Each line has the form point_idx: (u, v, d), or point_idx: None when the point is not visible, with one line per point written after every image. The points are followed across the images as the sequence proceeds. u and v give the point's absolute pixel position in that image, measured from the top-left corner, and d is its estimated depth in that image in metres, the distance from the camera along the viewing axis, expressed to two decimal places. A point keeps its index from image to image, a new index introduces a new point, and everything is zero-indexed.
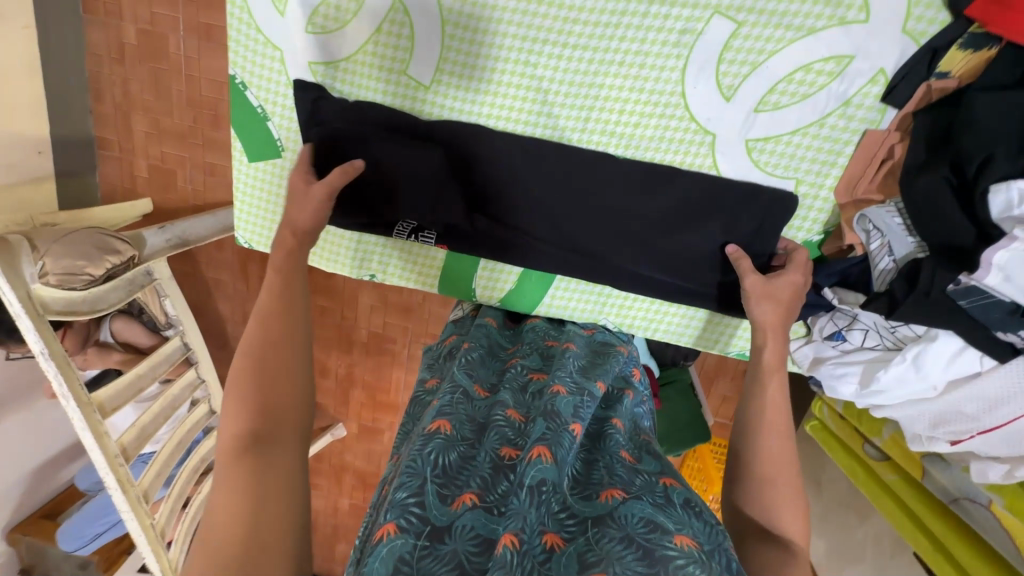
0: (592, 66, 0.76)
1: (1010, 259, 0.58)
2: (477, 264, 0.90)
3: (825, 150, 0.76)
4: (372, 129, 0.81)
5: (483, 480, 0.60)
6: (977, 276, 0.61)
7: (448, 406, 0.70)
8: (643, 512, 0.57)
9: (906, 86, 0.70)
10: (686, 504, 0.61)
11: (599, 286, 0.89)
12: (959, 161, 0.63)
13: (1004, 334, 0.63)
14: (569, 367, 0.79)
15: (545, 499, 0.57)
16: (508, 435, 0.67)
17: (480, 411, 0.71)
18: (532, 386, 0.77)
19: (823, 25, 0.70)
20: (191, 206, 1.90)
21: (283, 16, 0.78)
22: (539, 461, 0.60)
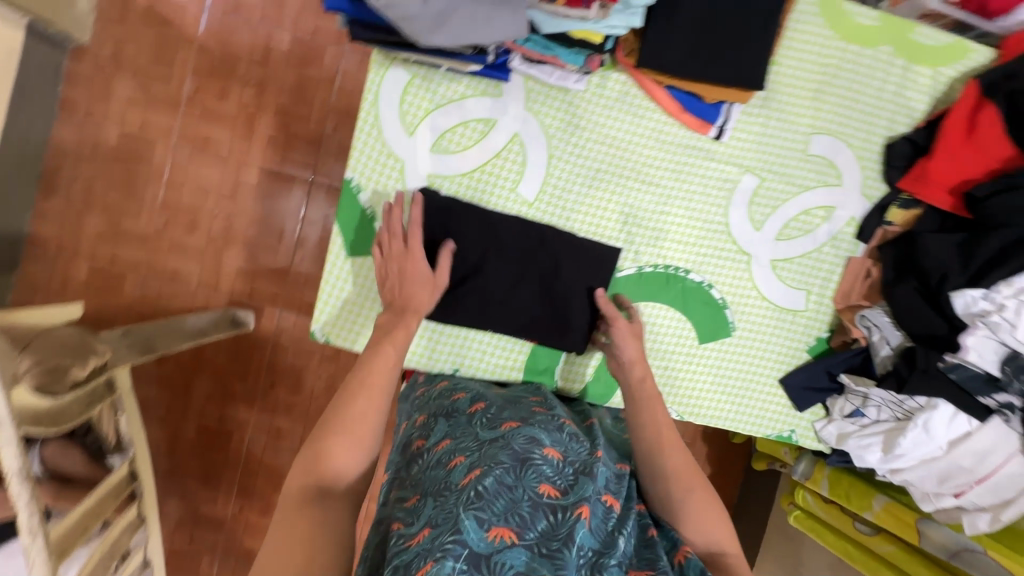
0: (660, 198, 0.97)
1: (977, 341, 0.85)
2: (560, 357, 0.98)
3: (825, 269, 1.02)
4: (482, 231, 0.91)
5: (522, 517, 0.62)
6: (960, 355, 0.86)
7: (482, 452, 0.70)
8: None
9: (870, 229, 1.01)
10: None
11: (665, 376, 1.01)
12: (922, 276, 0.93)
13: (983, 398, 0.87)
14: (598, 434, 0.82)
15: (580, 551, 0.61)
16: (548, 473, 0.68)
17: (518, 441, 0.71)
18: (566, 428, 0.79)
19: (814, 185, 1.01)
20: (134, 313, 1.69)
21: (410, 136, 0.90)
22: (583, 522, 0.62)
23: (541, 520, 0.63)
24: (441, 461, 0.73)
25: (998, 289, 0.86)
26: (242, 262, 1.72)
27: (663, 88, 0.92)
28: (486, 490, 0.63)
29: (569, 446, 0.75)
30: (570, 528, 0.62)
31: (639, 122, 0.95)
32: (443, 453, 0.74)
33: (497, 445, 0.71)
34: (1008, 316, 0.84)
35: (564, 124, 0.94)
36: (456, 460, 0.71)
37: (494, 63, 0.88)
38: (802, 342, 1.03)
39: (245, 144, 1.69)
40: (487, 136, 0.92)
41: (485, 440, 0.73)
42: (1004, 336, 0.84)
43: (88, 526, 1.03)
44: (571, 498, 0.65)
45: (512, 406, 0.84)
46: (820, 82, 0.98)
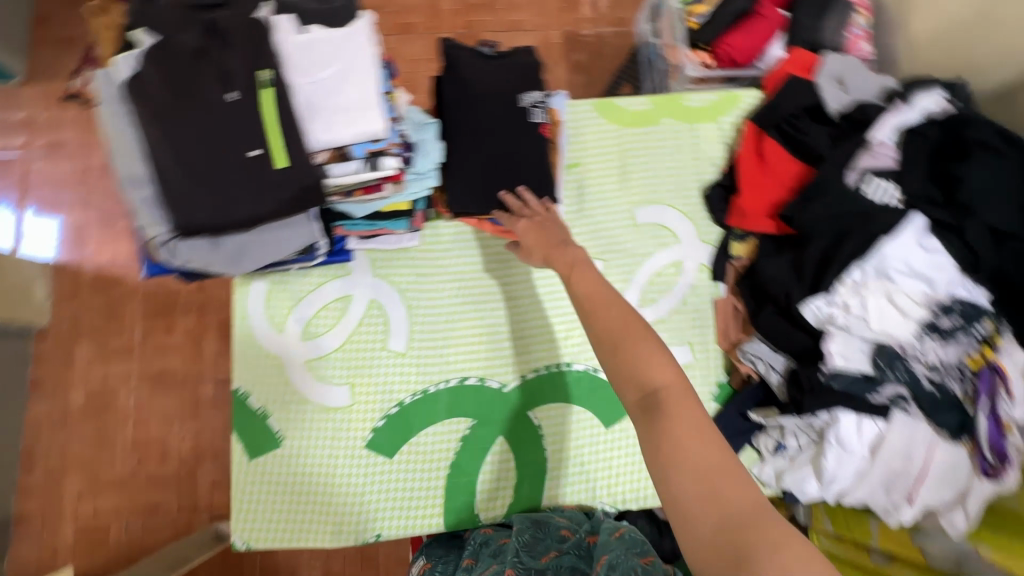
0: (520, 309, 1.05)
1: (838, 345, 0.88)
2: (476, 487, 0.98)
3: (697, 318, 1.07)
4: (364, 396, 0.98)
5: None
6: (829, 363, 0.88)
7: None
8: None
9: (721, 269, 1.07)
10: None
11: (585, 473, 1.01)
12: (773, 299, 0.97)
13: (874, 395, 0.88)
14: (514, 553, 0.82)
15: None
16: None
17: None
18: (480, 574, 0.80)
19: (654, 249, 1.09)
20: (123, 559, 1.71)
21: (280, 333, 1.01)
22: None
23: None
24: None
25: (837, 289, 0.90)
26: (216, 474, 1.78)
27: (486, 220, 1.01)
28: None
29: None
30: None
31: (476, 253, 1.06)
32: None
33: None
34: (850, 312, 0.89)
35: (413, 277, 1.05)
36: None
37: (334, 251, 1.02)
38: (706, 392, 1.04)
39: (197, 363, 1.83)
40: (347, 310, 1.02)
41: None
42: (855, 330, 0.88)
43: None
44: None
45: None
46: (622, 166, 1.11)
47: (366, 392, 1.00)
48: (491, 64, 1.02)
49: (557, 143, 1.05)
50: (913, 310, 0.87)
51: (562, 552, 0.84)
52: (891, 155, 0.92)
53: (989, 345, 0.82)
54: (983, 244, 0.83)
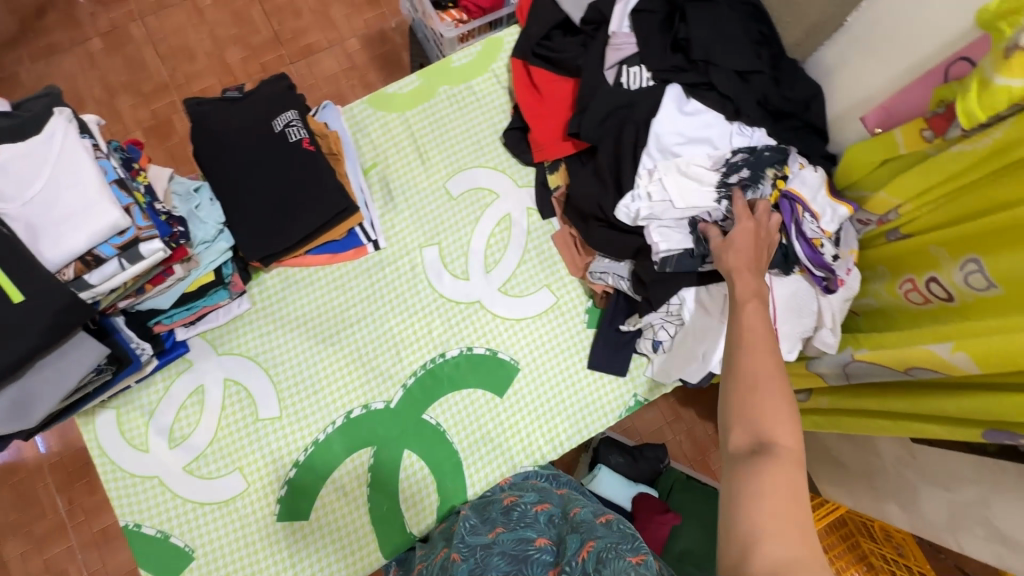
0: (376, 323, 1.03)
1: (657, 232, 0.89)
2: (400, 507, 0.97)
3: (545, 259, 1.08)
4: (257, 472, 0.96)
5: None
6: (656, 251, 0.89)
7: None
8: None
9: (546, 204, 1.08)
10: (596, 566, 0.67)
11: (498, 446, 1.01)
12: (594, 214, 0.99)
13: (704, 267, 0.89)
14: (461, 534, 0.84)
15: None
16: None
17: None
18: (436, 566, 0.83)
19: (480, 213, 1.09)
20: None
21: (148, 451, 0.96)
22: None
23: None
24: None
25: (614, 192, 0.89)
26: None
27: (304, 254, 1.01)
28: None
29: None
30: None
31: (313, 289, 1.04)
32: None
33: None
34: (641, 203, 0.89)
35: (258, 339, 1.01)
36: None
37: (165, 350, 0.97)
38: (578, 322, 1.05)
39: None
40: (205, 400, 0.98)
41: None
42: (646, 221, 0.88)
43: None
44: None
45: None
46: (418, 148, 1.10)
47: (257, 468, 0.97)
48: (241, 106, 0.99)
49: (340, 154, 1.03)
50: (701, 175, 0.89)
51: (506, 511, 0.87)
52: (632, 42, 0.94)
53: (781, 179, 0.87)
54: (733, 87, 0.87)
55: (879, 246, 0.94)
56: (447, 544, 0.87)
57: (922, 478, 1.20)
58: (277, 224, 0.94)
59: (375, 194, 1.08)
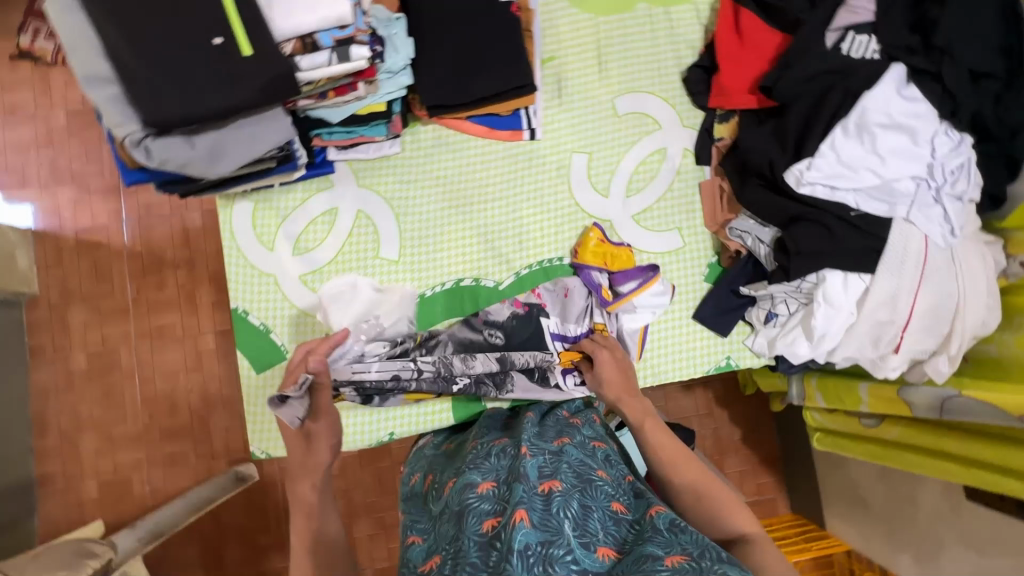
0: (511, 208, 1.06)
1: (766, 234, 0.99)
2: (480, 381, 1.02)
3: (685, 203, 1.08)
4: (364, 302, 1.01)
5: (472, 564, 0.65)
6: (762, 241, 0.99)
7: (436, 536, 0.77)
8: (635, 554, 0.65)
9: (705, 150, 1.08)
10: (669, 527, 0.70)
11: None
12: (758, 171, 0.98)
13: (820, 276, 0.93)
14: (529, 434, 0.88)
15: (542, 559, 0.63)
16: (482, 507, 0.74)
17: (457, 499, 0.78)
18: (495, 449, 0.88)
19: (638, 138, 1.08)
20: (151, 508, 1.76)
21: (272, 251, 1.01)
22: (523, 526, 0.65)
23: (490, 552, 0.66)
24: (405, 543, 0.82)
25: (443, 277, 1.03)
26: (229, 420, 1.81)
27: (468, 119, 1.02)
28: (441, 569, 0.69)
29: (498, 467, 0.83)
30: (511, 537, 0.64)
31: (461, 156, 1.05)
32: (407, 535, 0.83)
33: (444, 517, 0.78)
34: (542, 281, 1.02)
35: (398, 185, 1.04)
36: (417, 542, 0.80)
37: (314, 163, 1.00)
38: (697, 273, 1.06)
39: (194, 317, 1.84)
40: (336, 223, 1.02)
41: (435, 512, 0.82)
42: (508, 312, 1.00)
43: None
44: (510, 511, 0.69)
45: (451, 459, 0.94)
46: (599, 55, 1.09)
47: None
48: None
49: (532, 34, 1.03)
50: (873, 148, 0.88)
51: (575, 432, 0.91)
52: (867, 7, 0.91)
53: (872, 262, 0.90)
54: (960, 85, 0.84)
55: None
56: (509, 436, 0.91)
57: (956, 538, 1.20)
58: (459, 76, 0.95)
59: (546, 86, 1.08)
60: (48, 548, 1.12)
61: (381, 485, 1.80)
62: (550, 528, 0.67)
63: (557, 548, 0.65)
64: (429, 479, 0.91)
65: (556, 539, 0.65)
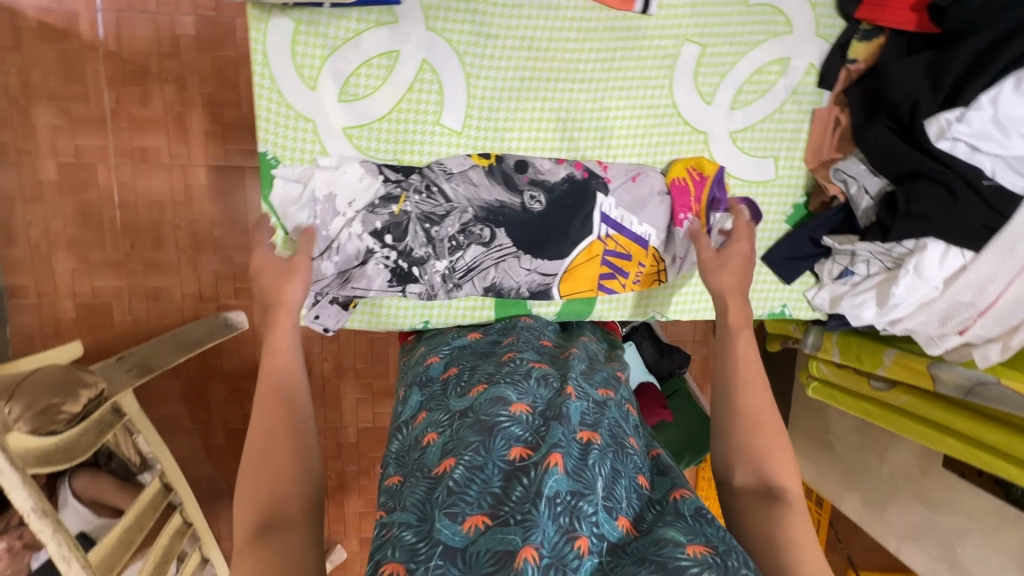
0: (598, 94, 0.90)
1: (874, 186, 0.88)
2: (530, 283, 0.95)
3: (790, 130, 0.95)
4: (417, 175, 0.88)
5: (495, 496, 0.59)
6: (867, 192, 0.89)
7: (451, 437, 0.68)
8: (656, 534, 0.58)
9: (832, 72, 0.92)
10: (694, 514, 0.62)
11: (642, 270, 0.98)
12: (893, 111, 0.84)
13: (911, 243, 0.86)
14: (576, 371, 0.78)
15: (567, 509, 0.57)
16: (517, 432, 0.65)
17: (484, 410, 0.69)
18: (534, 371, 0.77)
19: (763, 39, 0.91)
20: (132, 338, 1.70)
21: (313, 91, 0.84)
22: (556, 471, 0.59)
23: (516, 486, 0.60)
24: (418, 437, 0.73)
25: (444, 184, 0.87)
26: (219, 264, 1.70)
27: None
28: (454, 480, 0.61)
29: (538, 394, 0.73)
30: (541, 482, 0.58)
31: (555, 14, 0.85)
32: (419, 430, 0.74)
33: (467, 420, 0.69)
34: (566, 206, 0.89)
35: (473, 37, 0.85)
36: (431, 437, 0.71)
37: None
38: (779, 212, 0.98)
39: (184, 145, 1.62)
40: (393, 71, 0.85)
41: (457, 413, 0.72)
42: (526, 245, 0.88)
43: (131, 542, 1.10)
44: (543, 451, 0.62)
45: (483, 360, 0.83)
46: None
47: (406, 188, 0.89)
48: None
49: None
50: None
51: (619, 388, 0.81)
52: None
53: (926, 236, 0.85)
54: None
55: None
56: (551, 364, 0.80)
57: (913, 494, 1.29)
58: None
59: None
60: (35, 373, 1.05)
61: (371, 353, 1.79)
62: (583, 481, 0.60)
63: (587, 503, 0.58)
64: (453, 373, 0.82)
65: (587, 494, 0.59)
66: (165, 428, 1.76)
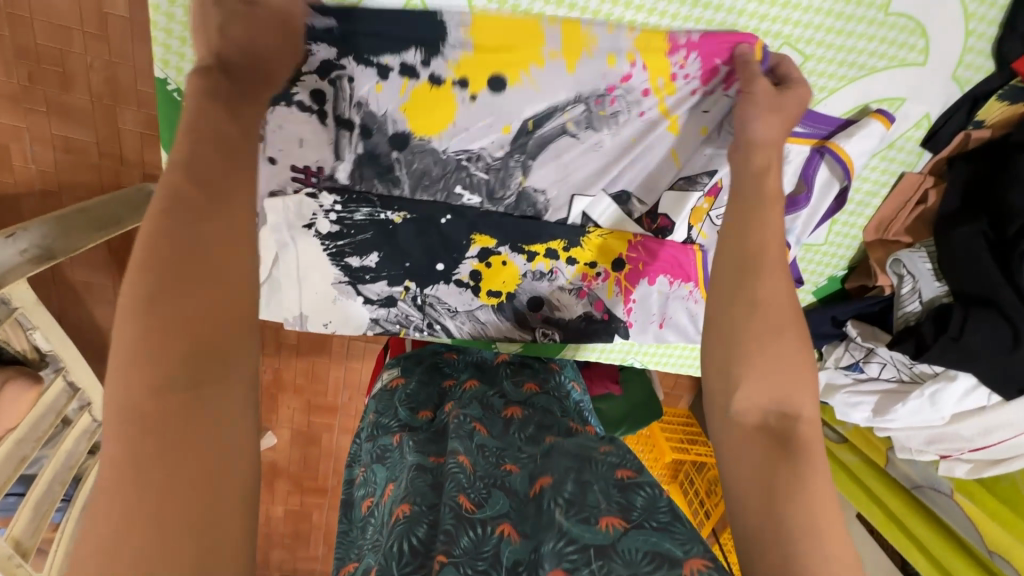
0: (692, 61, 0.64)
1: (928, 291, 0.74)
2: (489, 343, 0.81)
3: (865, 188, 0.76)
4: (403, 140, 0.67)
5: (446, 536, 0.48)
6: (923, 290, 0.74)
7: (406, 486, 0.56)
8: (647, 542, 0.46)
9: (946, 133, 0.70)
10: (698, 512, 0.50)
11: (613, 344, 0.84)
12: (998, 215, 0.66)
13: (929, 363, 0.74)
14: (522, 423, 0.65)
15: (526, 572, 0.46)
16: (462, 481, 0.54)
17: (435, 473, 0.58)
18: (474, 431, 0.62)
19: (885, 65, 0.66)
20: (37, 191, 1.43)
21: None
22: (506, 543, 0.49)
23: (465, 536, 0.49)
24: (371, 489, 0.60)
25: (448, 322, 0.77)
26: (145, 126, 1.40)
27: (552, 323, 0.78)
28: (418, 538, 0.50)
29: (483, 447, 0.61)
30: (495, 549, 0.49)
31: None
32: (381, 478, 0.62)
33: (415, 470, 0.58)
34: (544, 191, 0.73)
35: None
36: (387, 491, 0.59)
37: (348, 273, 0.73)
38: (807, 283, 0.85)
39: None
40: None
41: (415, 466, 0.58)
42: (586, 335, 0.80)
43: (24, 457, 1.02)
44: (489, 511, 0.52)
45: (430, 423, 0.67)
46: None
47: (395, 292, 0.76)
48: None
49: (600, 104, 0.65)
50: None
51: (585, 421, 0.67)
52: None
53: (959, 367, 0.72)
54: None
55: None
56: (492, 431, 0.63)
57: None
58: (518, 142, 0.68)
59: (631, 137, 0.68)
60: None
61: None
62: (541, 531, 0.49)
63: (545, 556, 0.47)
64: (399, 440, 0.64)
65: (545, 542, 0.48)
66: (84, 295, 1.59)
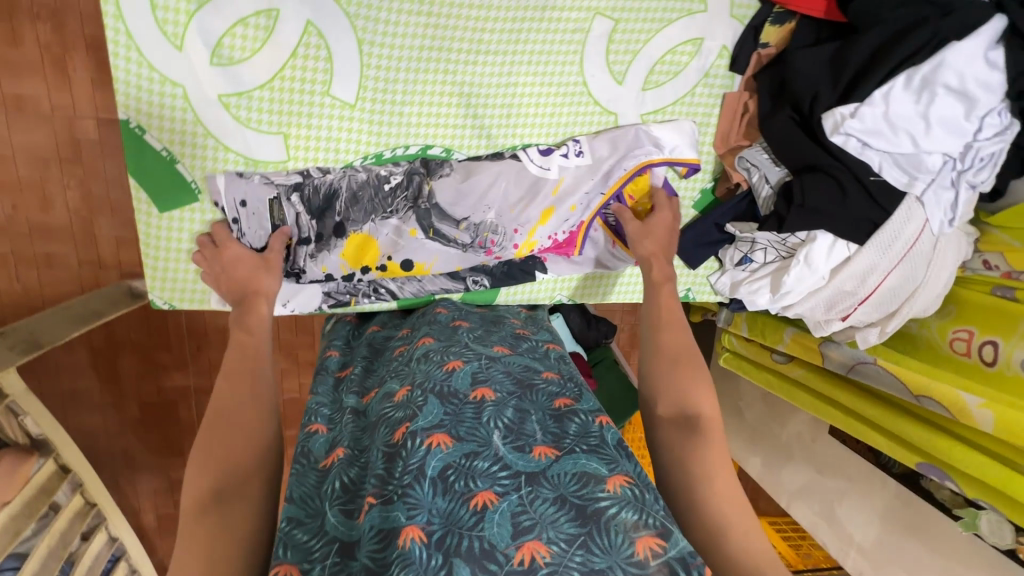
0: (519, 45, 0.84)
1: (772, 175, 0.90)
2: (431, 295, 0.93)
3: (701, 113, 0.95)
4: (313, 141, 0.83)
5: (380, 476, 0.57)
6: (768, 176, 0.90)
7: (341, 432, 0.67)
8: (574, 466, 0.56)
9: (744, 56, 0.90)
10: (618, 445, 0.60)
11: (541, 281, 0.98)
12: (795, 101, 0.84)
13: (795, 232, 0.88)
14: (464, 342, 0.75)
15: (452, 482, 0.55)
16: (398, 417, 0.63)
17: (375, 410, 0.68)
18: (419, 351, 0.75)
19: (677, 16, 0.87)
20: (22, 308, 1.55)
21: (181, 51, 0.75)
22: (437, 450, 0.57)
23: (397, 463, 0.58)
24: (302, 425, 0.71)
25: (390, 284, 0.90)
26: (120, 230, 1.56)
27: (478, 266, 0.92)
28: (349, 478, 0.60)
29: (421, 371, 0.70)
30: (422, 459, 0.56)
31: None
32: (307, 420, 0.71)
33: (357, 419, 0.68)
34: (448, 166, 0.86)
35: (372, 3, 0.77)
36: (317, 427, 0.69)
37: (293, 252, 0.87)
38: (687, 199, 1.00)
39: (66, 95, 1.45)
40: (276, 31, 0.76)
41: (352, 411, 0.71)
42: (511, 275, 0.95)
43: (18, 530, 1.05)
44: (424, 425, 0.60)
45: (378, 362, 0.81)
46: None
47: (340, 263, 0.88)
48: None
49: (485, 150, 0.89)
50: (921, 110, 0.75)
51: (519, 342, 0.79)
52: None
53: (818, 227, 0.86)
54: None
55: (979, 289, 0.93)
56: (438, 337, 0.77)
57: (806, 459, 1.39)
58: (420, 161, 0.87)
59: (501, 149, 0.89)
60: None
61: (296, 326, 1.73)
62: (477, 440, 0.58)
63: (481, 460, 0.56)
64: (345, 375, 0.80)
65: (481, 451, 0.57)
66: (70, 402, 1.65)
